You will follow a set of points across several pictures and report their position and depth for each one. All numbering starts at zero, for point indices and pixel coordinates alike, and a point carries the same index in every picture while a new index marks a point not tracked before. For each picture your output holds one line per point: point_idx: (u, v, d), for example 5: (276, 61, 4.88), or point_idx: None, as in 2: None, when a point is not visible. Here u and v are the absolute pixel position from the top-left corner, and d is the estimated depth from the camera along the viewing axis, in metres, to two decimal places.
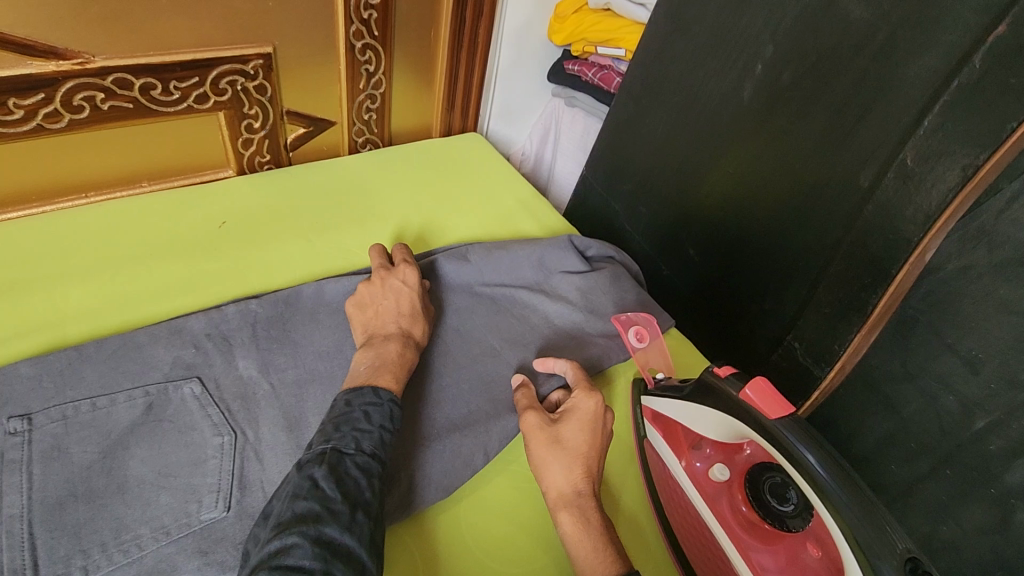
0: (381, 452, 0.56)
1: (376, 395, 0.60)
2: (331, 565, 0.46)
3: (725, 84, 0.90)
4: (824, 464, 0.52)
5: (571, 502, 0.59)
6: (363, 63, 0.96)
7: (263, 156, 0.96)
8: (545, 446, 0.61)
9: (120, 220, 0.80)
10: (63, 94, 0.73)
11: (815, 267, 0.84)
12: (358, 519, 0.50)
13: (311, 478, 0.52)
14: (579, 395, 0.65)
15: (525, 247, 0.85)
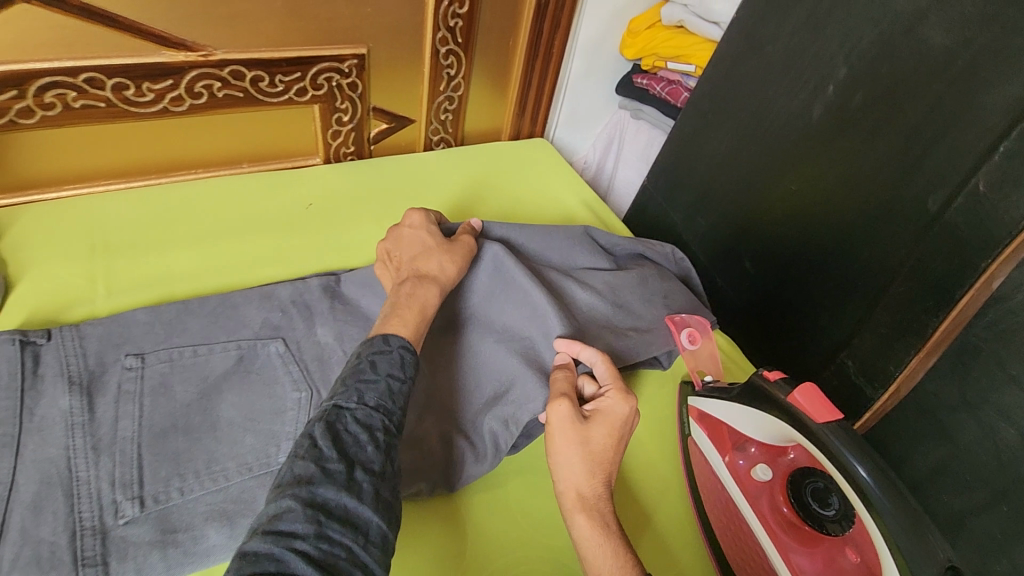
0: (384, 404, 0.56)
1: (385, 343, 0.61)
2: (326, 527, 0.46)
3: (795, 103, 0.91)
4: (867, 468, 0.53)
5: (591, 505, 0.59)
6: (445, 67, 1.03)
7: (348, 147, 1.04)
8: (573, 445, 0.60)
9: (223, 196, 0.89)
10: (187, 81, 0.82)
11: (874, 288, 0.84)
12: (355, 477, 0.50)
13: (310, 436, 0.52)
14: (614, 398, 0.64)
15: (562, 235, 0.85)
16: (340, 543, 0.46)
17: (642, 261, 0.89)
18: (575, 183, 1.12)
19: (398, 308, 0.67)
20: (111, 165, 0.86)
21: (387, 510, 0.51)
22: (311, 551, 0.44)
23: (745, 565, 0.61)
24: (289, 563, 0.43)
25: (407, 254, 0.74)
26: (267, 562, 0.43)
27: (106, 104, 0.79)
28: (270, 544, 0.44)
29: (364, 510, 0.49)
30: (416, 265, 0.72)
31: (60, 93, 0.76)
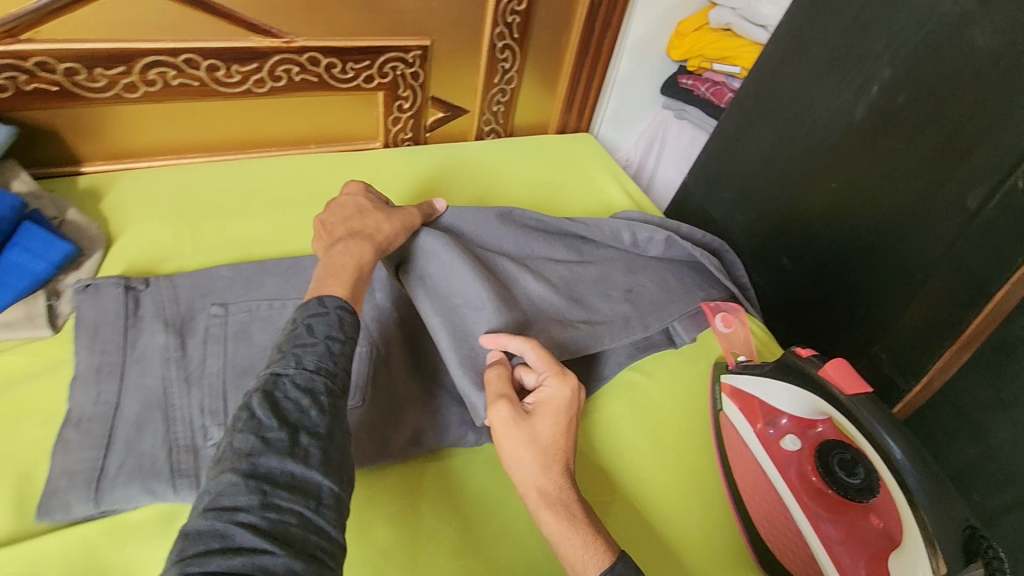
0: (325, 366, 0.55)
1: (320, 306, 0.60)
2: (270, 496, 0.45)
3: (838, 103, 0.94)
4: (891, 434, 0.56)
5: (554, 500, 0.58)
6: (500, 60, 1.10)
7: (406, 133, 1.11)
8: (520, 441, 0.60)
9: (295, 172, 0.98)
10: (270, 65, 0.90)
11: (915, 283, 0.86)
12: (300, 442, 0.49)
13: (248, 408, 0.50)
14: (552, 384, 0.63)
15: (519, 224, 0.84)
16: (289, 510, 0.45)
17: (607, 251, 0.87)
18: (619, 176, 1.16)
19: (330, 271, 0.67)
20: (196, 139, 0.95)
21: (339, 472, 0.50)
22: (258, 521, 0.43)
23: (770, 525, 0.64)
24: (232, 537, 0.42)
25: (344, 220, 0.74)
26: (210, 539, 0.42)
27: (199, 83, 0.88)
28: (211, 520, 0.43)
29: (312, 475, 0.48)
30: (353, 226, 0.73)
31: (162, 71, 0.85)
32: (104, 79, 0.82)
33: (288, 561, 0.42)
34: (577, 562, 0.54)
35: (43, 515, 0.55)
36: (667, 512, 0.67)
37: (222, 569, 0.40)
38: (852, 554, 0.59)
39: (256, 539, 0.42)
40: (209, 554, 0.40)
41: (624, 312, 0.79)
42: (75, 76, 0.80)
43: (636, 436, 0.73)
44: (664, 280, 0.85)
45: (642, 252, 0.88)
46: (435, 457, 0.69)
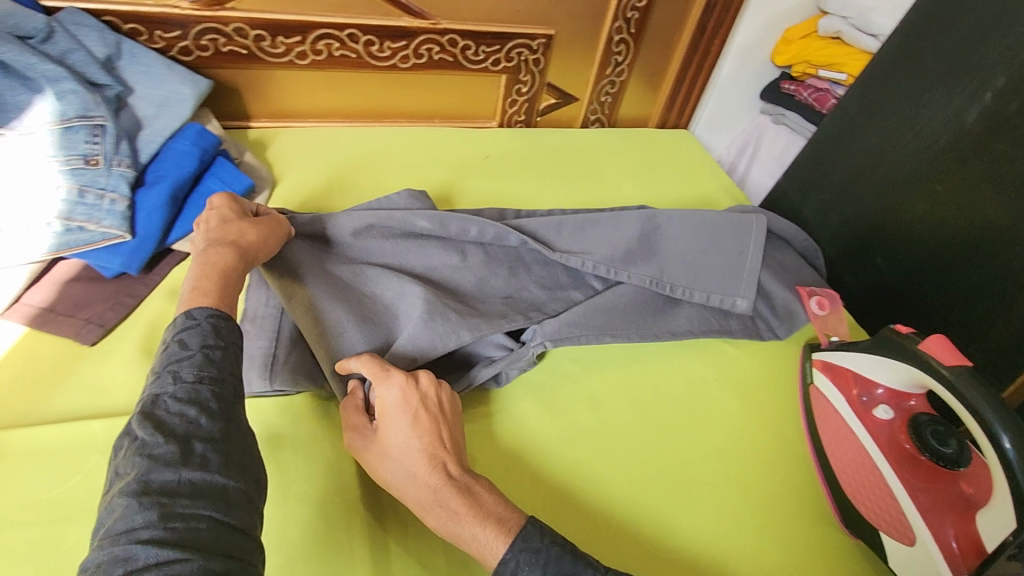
0: (206, 375, 0.53)
1: (190, 321, 0.57)
2: (170, 506, 0.44)
3: (948, 109, 0.95)
4: (990, 404, 0.59)
5: (431, 501, 0.56)
6: (614, 53, 1.18)
7: (520, 116, 1.22)
8: (380, 461, 0.58)
9: (425, 141, 1.10)
10: (416, 43, 1.02)
11: (1012, 287, 0.89)
12: (193, 451, 0.47)
13: (129, 432, 0.48)
14: (383, 389, 0.61)
15: (385, 230, 0.80)
16: (195, 516, 0.44)
17: (493, 251, 0.84)
18: (714, 170, 1.22)
19: (191, 283, 0.62)
20: (343, 105, 1.09)
21: (241, 471, 0.49)
22: (161, 534, 0.42)
23: (858, 485, 0.69)
24: (136, 557, 0.41)
25: (201, 234, 0.69)
26: (113, 566, 0.41)
27: (356, 55, 1.01)
28: (112, 547, 0.42)
29: (213, 480, 0.46)
30: (211, 236, 0.68)
31: (328, 43, 0.98)
32: (282, 46, 0.96)
33: (204, 563, 0.42)
34: (475, 549, 0.54)
35: None
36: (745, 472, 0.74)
37: None
38: (941, 519, 0.62)
39: (162, 553, 0.41)
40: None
41: (504, 311, 0.79)
42: (260, 42, 0.95)
43: (728, 400, 0.81)
44: (552, 280, 0.85)
45: (532, 249, 0.85)
46: (540, 391, 0.77)
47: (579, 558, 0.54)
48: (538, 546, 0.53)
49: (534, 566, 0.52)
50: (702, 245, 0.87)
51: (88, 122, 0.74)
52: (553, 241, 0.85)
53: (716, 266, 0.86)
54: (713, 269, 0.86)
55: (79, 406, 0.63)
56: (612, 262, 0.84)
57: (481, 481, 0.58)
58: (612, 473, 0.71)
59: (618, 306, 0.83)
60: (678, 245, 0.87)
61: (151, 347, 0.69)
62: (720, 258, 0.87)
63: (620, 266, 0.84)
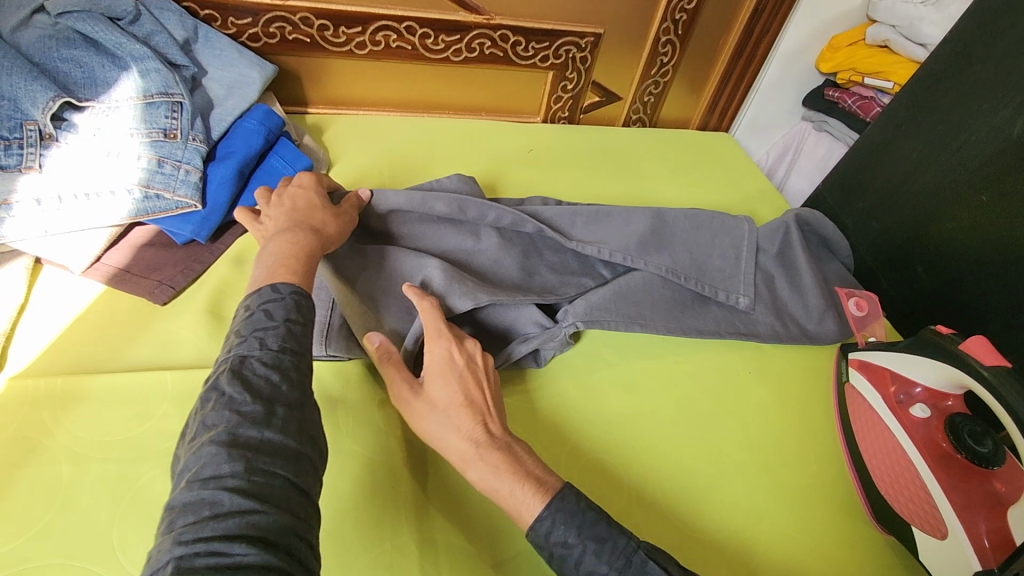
0: (289, 345, 0.55)
1: (275, 291, 0.58)
2: (253, 461, 0.46)
3: (996, 118, 0.94)
4: None
5: (474, 455, 0.58)
6: (660, 54, 1.20)
7: (564, 112, 1.25)
8: (423, 414, 0.60)
9: (471, 133, 1.14)
10: (469, 37, 1.06)
11: None
12: (275, 414, 0.49)
13: (216, 387, 0.50)
14: (432, 344, 0.64)
15: (402, 212, 0.81)
16: (273, 473, 0.46)
17: (508, 235, 0.84)
18: (755, 173, 1.23)
19: (279, 259, 0.63)
20: (396, 96, 1.14)
21: (312, 440, 0.51)
22: (243, 485, 0.44)
23: (889, 480, 0.70)
24: (221, 502, 0.43)
25: (285, 212, 0.71)
26: (198, 508, 0.43)
27: (412, 47, 1.06)
28: (197, 490, 0.44)
29: (290, 444, 0.48)
30: (296, 218, 0.69)
31: (387, 34, 1.03)
32: (343, 36, 1.01)
33: (278, 519, 0.44)
34: (511, 504, 0.57)
35: None
36: (777, 463, 0.75)
37: (216, 532, 0.42)
38: (974, 516, 0.63)
39: (244, 502, 0.43)
40: (200, 522, 0.42)
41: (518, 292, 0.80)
42: (324, 32, 1.00)
43: (762, 393, 0.82)
44: (563, 266, 0.86)
45: (547, 236, 0.86)
46: (577, 374, 0.80)
47: (612, 524, 0.56)
48: (574, 508, 0.56)
49: (569, 526, 0.55)
50: (704, 242, 0.90)
51: (167, 99, 0.80)
52: (567, 229, 0.87)
53: (720, 264, 0.89)
54: (721, 266, 0.89)
55: (152, 358, 0.68)
56: (628, 252, 0.86)
57: (520, 444, 0.61)
58: (646, 454, 0.73)
59: (641, 289, 0.85)
60: (687, 241, 0.90)
61: (217, 309, 0.74)
62: (723, 254, 0.90)
63: (635, 256, 0.86)
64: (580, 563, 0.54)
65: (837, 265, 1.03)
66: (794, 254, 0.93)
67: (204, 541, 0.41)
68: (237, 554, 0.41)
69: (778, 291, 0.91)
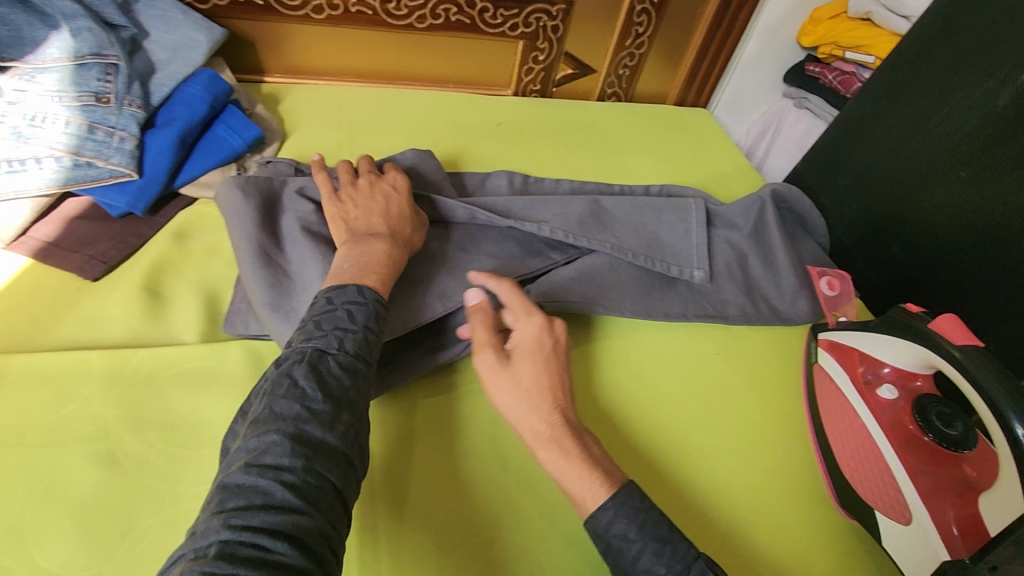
0: (364, 352, 0.57)
1: (360, 294, 0.60)
2: (312, 461, 0.48)
3: (978, 93, 0.91)
4: (1011, 394, 0.57)
5: (546, 437, 0.59)
6: (635, 23, 1.15)
7: (535, 85, 1.20)
8: (508, 390, 0.61)
9: (437, 105, 1.09)
10: (434, 2, 1.01)
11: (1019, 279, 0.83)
12: (339, 419, 0.51)
13: (291, 376, 0.52)
14: (522, 322, 0.65)
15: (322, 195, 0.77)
16: (325, 477, 0.48)
17: (440, 229, 0.81)
18: (731, 149, 1.20)
19: (373, 264, 0.64)
20: (357, 65, 1.08)
21: (361, 453, 0.53)
22: (296, 482, 0.46)
23: (853, 464, 0.68)
24: (274, 495, 0.45)
25: (378, 212, 0.71)
26: (251, 494, 0.44)
27: (373, 12, 1.00)
28: (255, 476, 0.45)
29: (344, 449, 0.50)
30: (391, 224, 0.70)
31: None
32: None
33: (321, 523, 0.45)
34: (580, 491, 0.56)
35: (228, 327, 0.67)
36: (741, 448, 0.73)
37: (263, 525, 0.43)
38: (941, 503, 0.61)
39: (294, 500, 0.45)
40: (253, 509, 0.44)
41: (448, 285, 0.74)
42: None
43: (728, 376, 0.80)
44: (505, 252, 0.81)
45: (482, 224, 0.82)
46: None
47: (672, 526, 0.55)
48: (638, 505, 0.55)
49: (632, 522, 0.54)
50: (651, 221, 0.87)
51: (101, 60, 0.75)
52: (506, 212, 0.83)
53: (673, 241, 0.86)
54: (671, 242, 0.86)
55: (83, 338, 0.64)
56: (572, 233, 0.82)
57: (589, 434, 0.61)
58: (608, 439, 0.71)
59: (605, 270, 0.82)
60: (635, 221, 0.87)
61: (154, 284, 0.69)
62: (679, 231, 0.87)
63: (578, 233, 0.82)
64: (637, 560, 0.53)
65: (813, 244, 1.01)
66: (768, 230, 0.92)
67: (251, 530, 0.42)
68: (279, 552, 0.42)
69: (746, 271, 0.88)
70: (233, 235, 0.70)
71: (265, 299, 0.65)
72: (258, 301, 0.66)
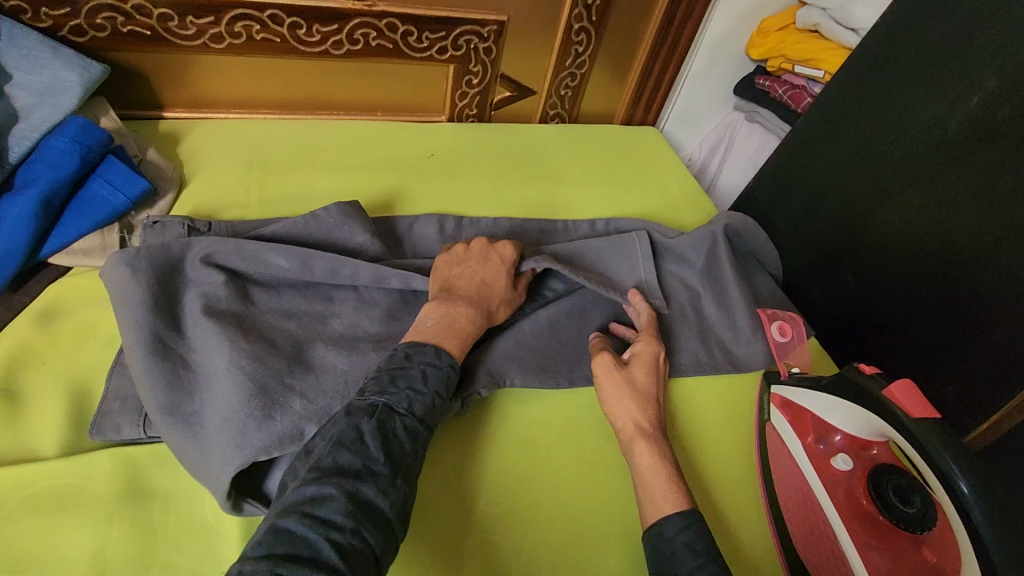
0: (428, 419, 0.56)
1: (438, 356, 0.60)
2: (364, 523, 0.47)
3: (930, 114, 0.81)
4: (971, 483, 0.51)
5: (648, 436, 0.65)
6: (574, 42, 1.08)
7: (472, 109, 1.12)
8: (620, 387, 0.68)
9: (360, 137, 1.00)
10: (350, 27, 0.92)
11: (979, 320, 0.77)
12: (395, 484, 0.50)
13: (359, 429, 0.52)
14: (644, 344, 0.73)
15: (231, 261, 0.67)
16: (370, 543, 0.46)
17: (370, 293, 0.71)
18: (680, 172, 1.14)
19: (453, 333, 0.63)
20: (270, 97, 0.98)
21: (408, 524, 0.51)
22: (345, 544, 0.45)
23: (812, 548, 0.62)
24: (322, 553, 0.43)
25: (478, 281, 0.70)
26: (301, 545, 0.44)
27: (280, 40, 0.90)
28: (306, 528, 0.45)
29: (394, 518, 0.49)
30: (480, 295, 0.69)
31: (247, 25, 0.87)
32: (193, 27, 0.85)
33: None
34: (662, 492, 0.60)
35: (96, 433, 0.58)
36: None
37: None
38: None
39: (341, 561, 0.43)
40: (298, 563, 0.42)
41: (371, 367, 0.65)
42: (167, 22, 0.83)
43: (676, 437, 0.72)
44: None
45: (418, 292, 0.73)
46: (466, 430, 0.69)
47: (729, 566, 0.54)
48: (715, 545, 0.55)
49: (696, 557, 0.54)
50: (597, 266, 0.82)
51: None
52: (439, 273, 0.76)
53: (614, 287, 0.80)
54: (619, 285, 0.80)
55: None
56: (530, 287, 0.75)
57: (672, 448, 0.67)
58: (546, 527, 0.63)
59: (545, 333, 0.76)
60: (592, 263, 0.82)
61: (8, 382, 0.59)
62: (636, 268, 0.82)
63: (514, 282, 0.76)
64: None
65: (766, 276, 0.94)
66: (720, 268, 0.86)
67: None
68: None
69: (695, 317, 0.82)
70: (122, 321, 0.60)
71: (155, 403, 0.57)
72: (147, 401, 0.58)
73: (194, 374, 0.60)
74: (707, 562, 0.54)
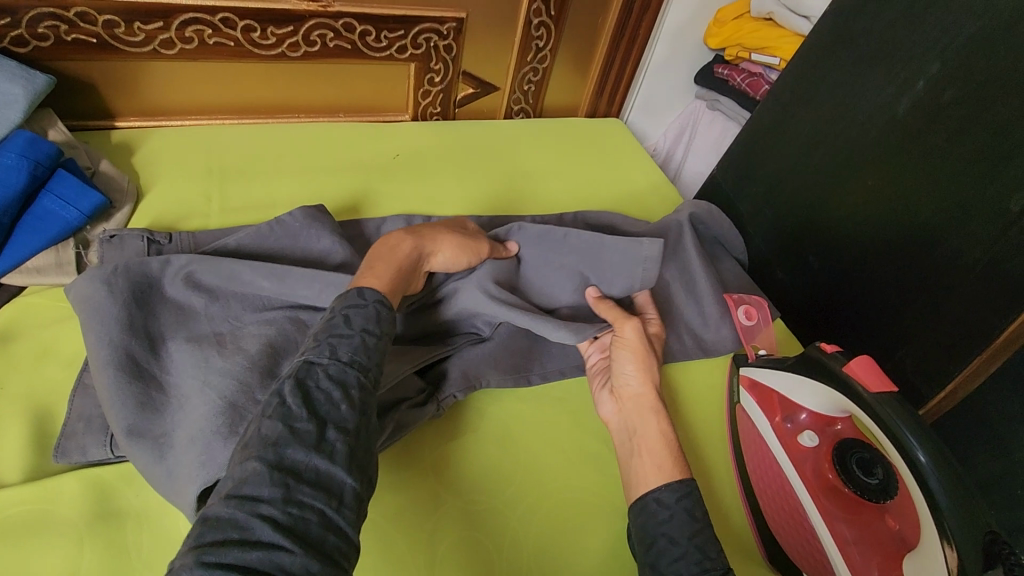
0: (358, 360, 0.53)
1: (360, 296, 0.57)
2: (295, 490, 0.44)
3: (880, 97, 0.84)
4: (928, 453, 0.53)
5: (655, 407, 0.65)
6: (534, 37, 1.08)
7: (435, 108, 1.11)
8: (646, 354, 0.69)
9: (322, 140, 0.98)
10: (305, 29, 0.90)
11: (933, 293, 0.79)
12: (328, 437, 0.47)
13: (280, 394, 0.49)
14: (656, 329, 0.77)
15: (208, 275, 0.66)
16: (311, 506, 0.43)
17: None
18: (646, 163, 1.15)
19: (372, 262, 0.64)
20: (228, 102, 0.96)
21: (360, 470, 0.48)
22: (279, 516, 0.42)
23: (785, 528, 0.64)
24: (253, 530, 0.41)
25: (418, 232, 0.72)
26: (229, 528, 0.41)
27: (234, 43, 0.88)
28: (233, 509, 0.42)
29: (335, 472, 0.46)
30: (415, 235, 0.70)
31: (198, 29, 0.85)
32: (141, 34, 0.82)
33: (305, 560, 0.41)
34: (641, 476, 0.60)
35: (60, 456, 0.56)
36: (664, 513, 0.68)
37: (240, 563, 0.39)
38: (864, 554, 0.59)
39: (275, 536, 0.41)
40: (227, 545, 0.40)
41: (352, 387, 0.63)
42: (113, 29, 0.81)
43: None
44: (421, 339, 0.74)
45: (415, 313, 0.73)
46: (442, 429, 0.69)
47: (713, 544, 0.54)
48: (699, 530, 0.54)
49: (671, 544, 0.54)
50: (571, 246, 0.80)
51: None
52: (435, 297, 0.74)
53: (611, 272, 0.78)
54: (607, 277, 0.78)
55: None
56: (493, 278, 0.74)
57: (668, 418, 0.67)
58: (526, 522, 0.63)
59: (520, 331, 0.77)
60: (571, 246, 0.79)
61: None
62: (622, 271, 0.77)
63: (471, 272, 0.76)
64: (677, 566, 0.52)
65: (732, 261, 0.96)
66: (688, 256, 0.87)
67: (227, 570, 0.39)
68: None
69: (664, 305, 0.84)
70: (91, 338, 0.59)
71: (122, 421, 0.56)
72: (113, 420, 0.57)
73: (166, 393, 0.60)
74: (699, 535, 0.54)
